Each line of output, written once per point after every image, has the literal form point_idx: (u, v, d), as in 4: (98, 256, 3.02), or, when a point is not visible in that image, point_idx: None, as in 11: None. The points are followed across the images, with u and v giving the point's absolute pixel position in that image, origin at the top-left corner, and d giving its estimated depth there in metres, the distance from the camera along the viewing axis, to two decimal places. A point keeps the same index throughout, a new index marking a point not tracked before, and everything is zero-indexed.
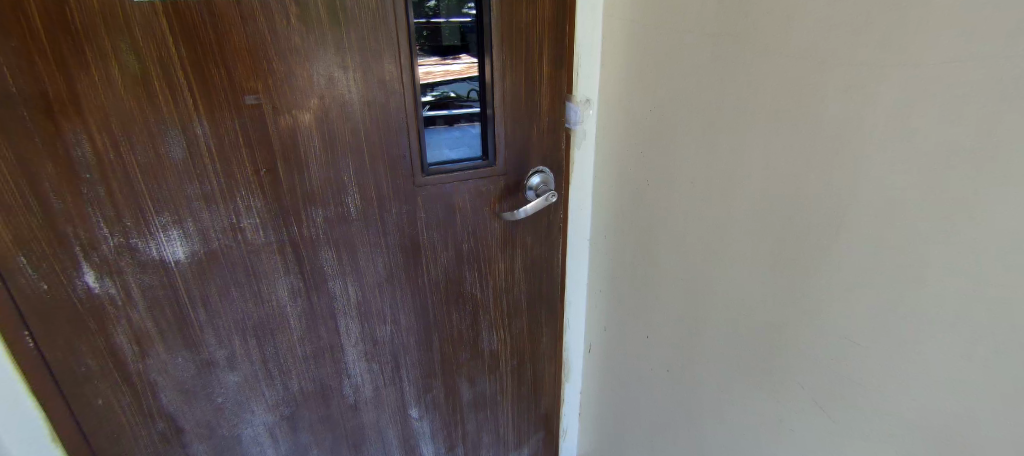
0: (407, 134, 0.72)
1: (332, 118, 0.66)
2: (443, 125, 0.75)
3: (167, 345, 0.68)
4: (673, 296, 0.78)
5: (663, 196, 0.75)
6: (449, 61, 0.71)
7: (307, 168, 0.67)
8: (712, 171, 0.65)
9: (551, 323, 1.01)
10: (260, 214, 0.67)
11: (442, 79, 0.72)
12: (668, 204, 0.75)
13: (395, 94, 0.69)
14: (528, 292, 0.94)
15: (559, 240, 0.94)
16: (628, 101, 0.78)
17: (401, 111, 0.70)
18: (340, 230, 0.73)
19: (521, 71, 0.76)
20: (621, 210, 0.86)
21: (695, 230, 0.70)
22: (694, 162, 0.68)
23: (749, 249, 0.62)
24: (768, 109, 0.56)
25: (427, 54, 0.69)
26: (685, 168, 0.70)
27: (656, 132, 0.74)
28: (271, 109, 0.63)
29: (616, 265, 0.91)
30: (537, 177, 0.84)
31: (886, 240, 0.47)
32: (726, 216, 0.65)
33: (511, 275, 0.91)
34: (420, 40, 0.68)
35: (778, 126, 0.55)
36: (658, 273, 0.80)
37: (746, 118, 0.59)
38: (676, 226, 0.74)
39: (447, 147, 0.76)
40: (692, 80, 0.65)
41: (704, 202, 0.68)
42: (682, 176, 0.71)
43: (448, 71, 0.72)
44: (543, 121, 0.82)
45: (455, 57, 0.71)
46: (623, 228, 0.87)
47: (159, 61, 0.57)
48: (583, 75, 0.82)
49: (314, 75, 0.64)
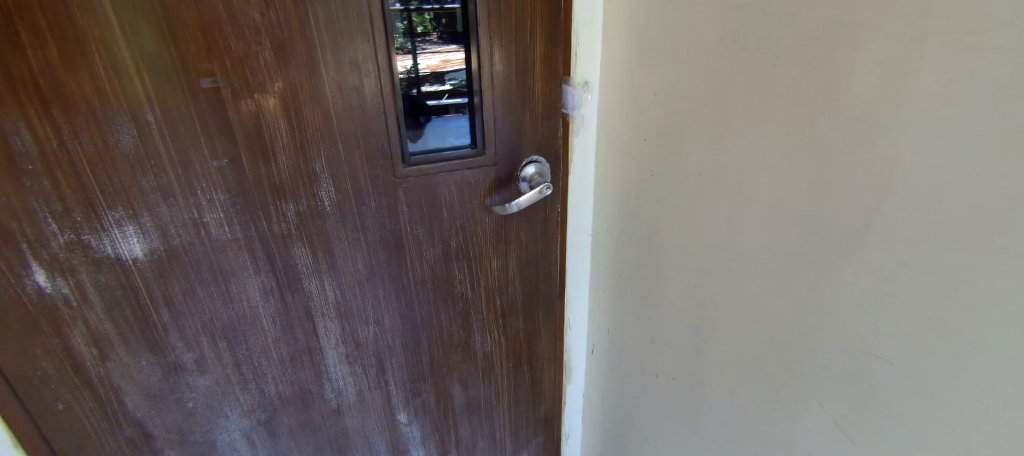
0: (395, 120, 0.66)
1: (300, 103, 0.61)
2: (439, 110, 0.69)
3: (129, 348, 0.64)
4: (678, 298, 0.71)
5: (667, 190, 0.68)
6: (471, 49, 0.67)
7: (275, 157, 0.62)
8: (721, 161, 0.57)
9: (550, 323, 0.95)
10: (223, 207, 0.62)
11: (461, 67, 0.68)
12: (672, 198, 0.68)
13: (380, 79, 0.63)
14: (525, 291, 0.88)
15: (557, 236, 0.87)
16: (629, 82, 0.71)
17: (385, 96, 0.64)
18: (313, 225, 0.67)
19: (510, 52, 0.69)
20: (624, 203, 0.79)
21: (702, 228, 0.63)
22: (700, 149, 0.60)
23: (760, 250, 0.55)
24: (787, 87, 0.48)
25: (446, 42, 0.66)
26: (690, 160, 0.62)
27: (658, 117, 0.67)
28: (230, 94, 0.57)
29: (619, 263, 0.84)
30: (531, 167, 0.77)
31: (929, 240, 0.40)
32: (735, 212, 0.57)
33: (505, 272, 0.84)
34: (437, 27, 0.64)
35: (797, 107, 0.47)
36: (664, 273, 0.73)
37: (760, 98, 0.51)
38: (682, 222, 0.67)
39: (452, 136, 0.71)
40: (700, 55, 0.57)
41: (710, 195, 0.61)
42: (687, 167, 0.63)
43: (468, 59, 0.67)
44: (538, 106, 0.75)
45: (477, 45, 0.67)
46: (627, 223, 0.80)
47: (102, 42, 0.51)
48: (583, 55, 0.75)
49: (277, 57, 0.58)
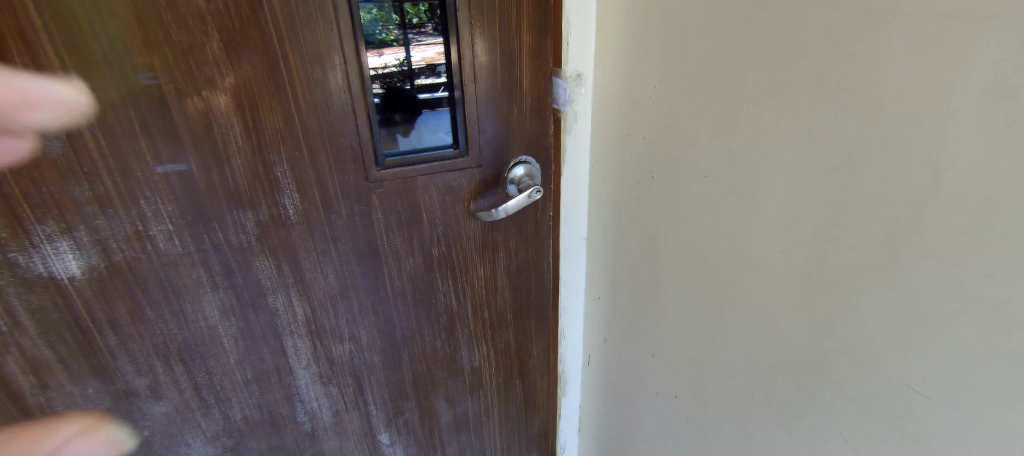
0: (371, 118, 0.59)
1: (256, 101, 0.54)
2: (418, 106, 0.62)
3: (72, 375, 0.57)
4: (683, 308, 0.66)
5: (670, 190, 0.64)
6: (471, 38, 0.61)
7: (229, 162, 0.55)
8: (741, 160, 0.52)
9: (544, 334, 0.89)
10: (172, 219, 0.55)
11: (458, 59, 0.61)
12: (676, 199, 0.63)
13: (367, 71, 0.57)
14: (515, 302, 0.81)
15: (550, 242, 0.80)
16: (628, 74, 0.65)
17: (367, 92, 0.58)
18: (277, 236, 0.61)
19: (493, 43, 0.62)
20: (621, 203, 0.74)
21: (710, 232, 0.58)
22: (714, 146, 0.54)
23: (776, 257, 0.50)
24: (825, 80, 0.43)
25: (442, 34, 0.60)
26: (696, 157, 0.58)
27: (659, 112, 0.62)
28: (174, 92, 0.51)
29: (620, 268, 0.79)
30: (520, 168, 0.70)
31: (976, 260, 0.35)
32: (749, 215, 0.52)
33: (493, 282, 0.78)
34: (433, 18, 0.58)
35: (839, 103, 0.42)
36: (668, 280, 0.68)
37: (787, 95, 0.46)
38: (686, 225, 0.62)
39: (444, 131, 0.65)
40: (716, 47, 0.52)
41: (719, 197, 0.56)
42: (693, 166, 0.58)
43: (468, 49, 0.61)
44: (526, 102, 0.68)
45: (474, 33, 0.60)
46: (626, 225, 0.75)
47: (17, 30, 0.44)
48: (575, 46, 0.68)
49: (227, 49, 0.51)
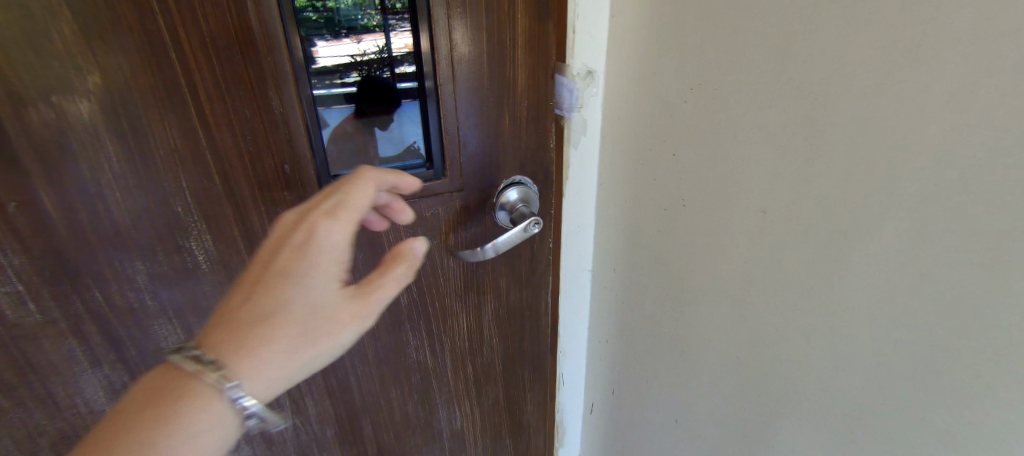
0: (330, 117, 0.45)
1: (137, 109, 0.38)
2: (383, 109, 0.48)
3: None
4: (727, 362, 0.53)
5: (709, 221, 0.50)
6: (454, 20, 0.45)
7: (101, 196, 0.39)
8: (832, 197, 0.37)
9: (540, 386, 0.74)
10: (18, 277, 0.39)
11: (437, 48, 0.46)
12: (715, 232, 0.50)
13: (335, 61, 0.44)
14: (504, 352, 0.67)
15: (548, 279, 0.66)
16: (655, 74, 0.51)
17: (331, 82, 0.44)
18: (181, 293, 0.45)
19: (478, 30, 0.46)
20: (639, 233, 0.60)
21: (770, 279, 0.45)
22: (788, 171, 0.40)
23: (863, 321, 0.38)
24: (973, 110, 0.29)
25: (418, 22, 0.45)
26: (750, 184, 0.44)
27: (698, 123, 0.48)
28: (4, 98, 0.35)
29: (636, 307, 0.65)
30: (515, 192, 0.55)
31: None
32: (833, 268, 0.39)
33: (478, 332, 0.63)
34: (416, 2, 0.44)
35: (991, 146, 0.29)
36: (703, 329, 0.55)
37: (918, 119, 0.31)
38: (732, 265, 0.49)
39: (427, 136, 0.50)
40: (802, 42, 0.37)
41: (786, 239, 0.42)
42: (747, 197, 0.45)
43: (447, 36, 0.45)
44: (521, 107, 0.52)
45: (457, 14, 0.45)
46: (645, 258, 0.61)
47: None
48: (584, 35, 0.53)
49: (84, 35, 0.35)
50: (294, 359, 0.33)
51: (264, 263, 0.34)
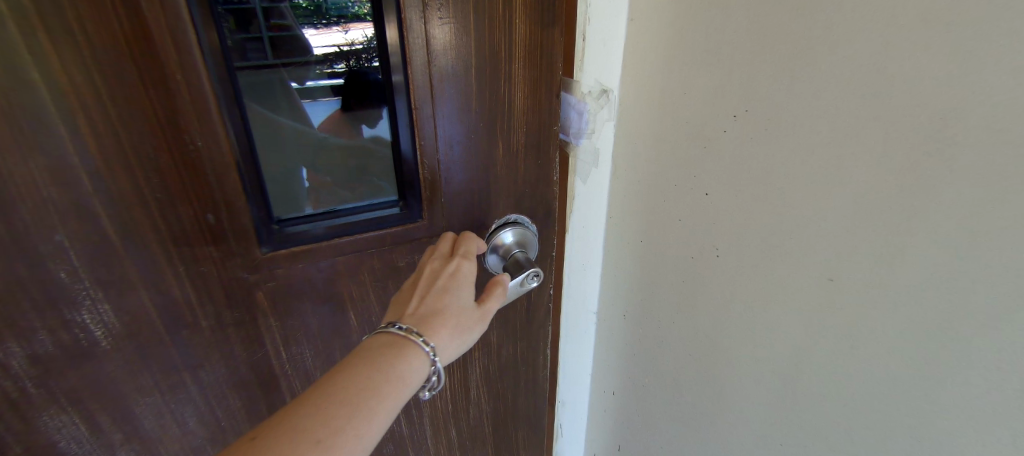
0: (310, 111, 0.36)
1: None
2: (342, 130, 0.37)
3: None
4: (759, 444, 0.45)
5: (748, 282, 0.41)
6: (435, 26, 0.35)
7: None
8: (950, 279, 0.28)
9: (535, 442, 0.65)
10: None
11: (413, 60, 0.36)
12: (757, 296, 0.40)
13: (323, 48, 0.34)
14: (494, 412, 0.57)
15: (547, 328, 0.56)
16: (686, 96, 0.41)
17: (319, 72, 0.35)
18: (75, 378, 0.35)
19: (465, 40, 0.37)
20: (656, 281, 0.51)
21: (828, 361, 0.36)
22: (873, 233, 0.31)
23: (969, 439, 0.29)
24: None
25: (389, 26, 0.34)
26: (811, 245, 0.35)
27: (741, 162, 0.38)
28: None
29: (647, 362, 0.56)
30: (511, 234, 0.46)
31: None
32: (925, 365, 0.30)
33: (464, 393, 0.53)
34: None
35: None
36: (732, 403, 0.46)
37: None
38: (777, 336, 0.40)
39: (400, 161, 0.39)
40: (912, 72, 0.28)
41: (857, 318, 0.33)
42: (805, 260, 0.36)
43: (425, 46, 0.35)
44: (518, 134, 0.42)
45: (438, 18, 0.35)
46: (662, 311, 0.51)
47: None
48: (597, 44, 0.44)
49: None
50: (457, 342, 0.34)
51: (429, 279, 0.37)
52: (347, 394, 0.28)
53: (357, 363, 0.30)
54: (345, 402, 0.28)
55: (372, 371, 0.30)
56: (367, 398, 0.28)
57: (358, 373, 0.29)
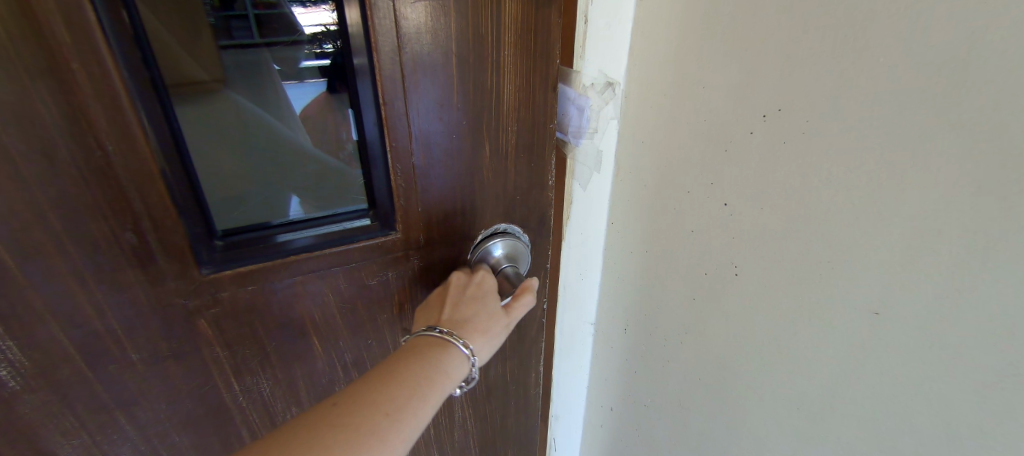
0: (294, 94, 0.30)
1: None
2: (296, 126, 0.31)
3: None
4: None
5: (770, 307, 0.35)
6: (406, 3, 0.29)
7: None
8: None
9: None
10: None
11: (379, 45, 0.29)
12: (781, 325, 0.35)
13: (314, 25, 0.29)
14: (482, 434, 0.52)
15: (541, 343, 0.51)
16: (704, 90, 0.36)
17: (309, 52, 0.30)
18: None
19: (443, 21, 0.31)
20: (662, 297, 0.45)
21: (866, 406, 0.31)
22: (936, 261, 0.26)
23: None
24: None
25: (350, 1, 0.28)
26: (852, 271, 0.30)
27: (769, 169, 0.33)
28: None
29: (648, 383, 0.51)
30: (500, 247, 0.40)
31: None
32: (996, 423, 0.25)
33: (447, 416, 0.48)
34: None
35: None
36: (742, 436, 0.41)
37: None
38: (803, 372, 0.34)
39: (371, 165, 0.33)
40: (998, 68, 0.23)
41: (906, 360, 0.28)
42: (843, 288, 0.30)
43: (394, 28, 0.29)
44: (509, 132, 0.36)
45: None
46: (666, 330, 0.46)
47: None
48: (602, 30, 0.38)
49: None
50: (493, 340, 0.34)
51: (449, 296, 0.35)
52: (411, 411, 0.27)
53: (411, 377, 0.28)
54: (413, 421, 0.27)
55: (426, 383, 0.29)
56: (427, 404, 0.28)
57: (415, 389, 0.28)
